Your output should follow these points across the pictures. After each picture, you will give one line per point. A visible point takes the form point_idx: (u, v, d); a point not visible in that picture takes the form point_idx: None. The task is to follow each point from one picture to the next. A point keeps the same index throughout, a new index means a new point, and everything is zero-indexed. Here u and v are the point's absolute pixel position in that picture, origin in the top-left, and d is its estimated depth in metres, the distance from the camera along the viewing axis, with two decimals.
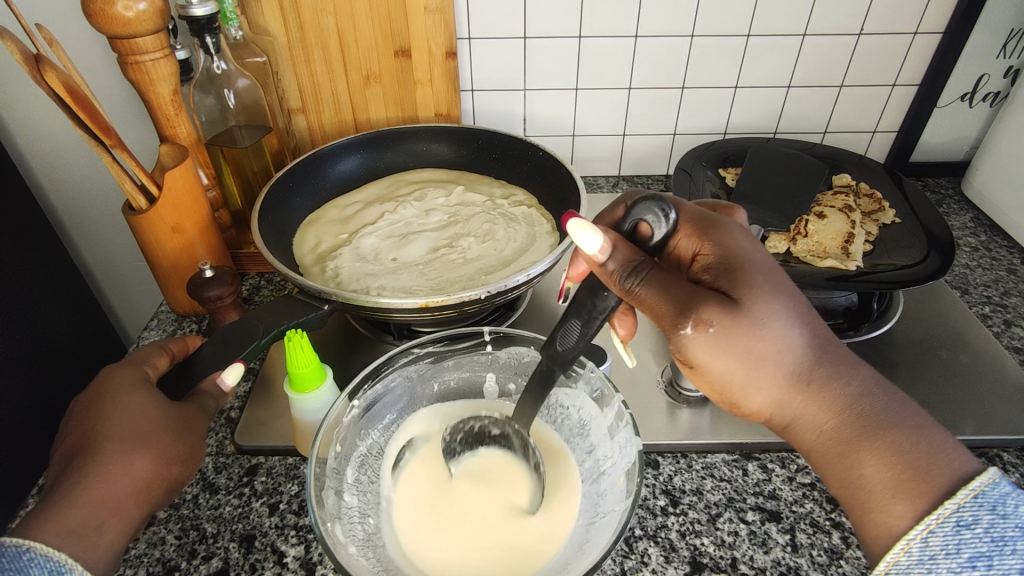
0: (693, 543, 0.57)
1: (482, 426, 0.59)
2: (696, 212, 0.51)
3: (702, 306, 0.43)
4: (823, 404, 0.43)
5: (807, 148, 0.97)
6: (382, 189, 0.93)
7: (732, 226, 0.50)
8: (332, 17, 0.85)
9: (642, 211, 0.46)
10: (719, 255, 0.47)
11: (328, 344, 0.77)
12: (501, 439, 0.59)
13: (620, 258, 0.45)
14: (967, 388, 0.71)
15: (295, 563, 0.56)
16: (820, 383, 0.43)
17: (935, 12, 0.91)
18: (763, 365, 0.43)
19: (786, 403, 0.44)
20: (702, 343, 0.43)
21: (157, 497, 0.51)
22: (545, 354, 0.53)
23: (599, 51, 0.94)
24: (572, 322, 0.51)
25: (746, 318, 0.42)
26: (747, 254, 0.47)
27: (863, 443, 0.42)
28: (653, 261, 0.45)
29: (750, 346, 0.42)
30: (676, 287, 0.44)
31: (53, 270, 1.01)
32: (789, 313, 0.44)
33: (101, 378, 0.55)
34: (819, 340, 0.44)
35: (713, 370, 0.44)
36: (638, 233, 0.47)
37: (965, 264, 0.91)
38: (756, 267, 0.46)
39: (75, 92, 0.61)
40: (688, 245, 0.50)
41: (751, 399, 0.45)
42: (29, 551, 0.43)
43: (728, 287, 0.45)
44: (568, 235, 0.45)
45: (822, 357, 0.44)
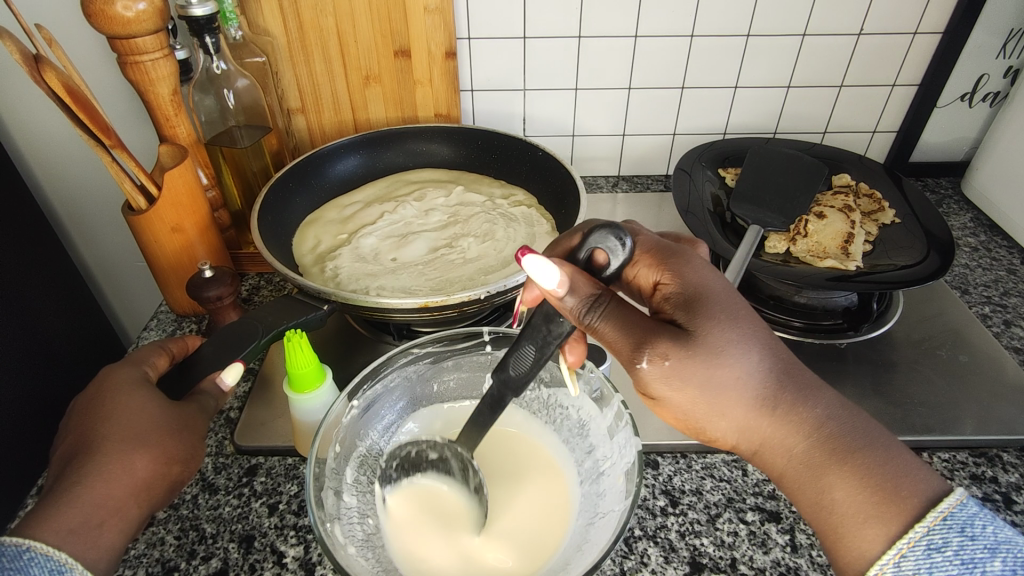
0: (693, 543, 0.57)
1: (420, 452, 0.55)
2: (652, 240, 0.51)
3: (657, 340, 0.43)
4: (791, 430, 0.43)
5: (807, 148, 0.97)
6: (381, 189, 0.93)
7: (692, 256, 0.49)
8: (332, 17, 0.85)
9: (598, 241, 0.45)
10: (679, 285, 0.47)
11: (328, 344, 0.77)
12: (438, 464, 0.54)
13: (580, 293, 0.44)
14: (966, 388, 0.71)
15: (294, 563, 0.56)
16: (785, 409, 0.43)
17: (935, 12, 0.91)
18: (725, 394, 0.43)
19: (752, 429, 0.44)
20: (658, 376, 0.43)
21: (157, 497, 0.51)
22: (496, 379, 0.52)
23: (599, 51, 0.94)
24: (526, 348, 0.50)
25: (704, 350, 0.42)
26: (705, 283, 0.47)
27: (833, 466, 0.42)
28: (611, 293, 0.45)
29: (707, 376, 0.42)
30: (635, 319, 0.44)
31: (52, 271, 1.01)
32: (750, 339, 0.43)
33: (101, 378, 0.55)
34: (785, 362, 0.44)
35: (673, 401, 0.44)
36: (593, 262, 0.47)
37: (964, 264, 0.91)
38: (718, 296, 0.45)
39: (75, 92, 0.61)
40: (648, 274, 0.50)
41: (716, 427, 0.45)
42: (30, 551, 0.43)
43: (685, 319, 0.44)
44: (523, 268, 0.43)
45: (789, 379, 0.43)
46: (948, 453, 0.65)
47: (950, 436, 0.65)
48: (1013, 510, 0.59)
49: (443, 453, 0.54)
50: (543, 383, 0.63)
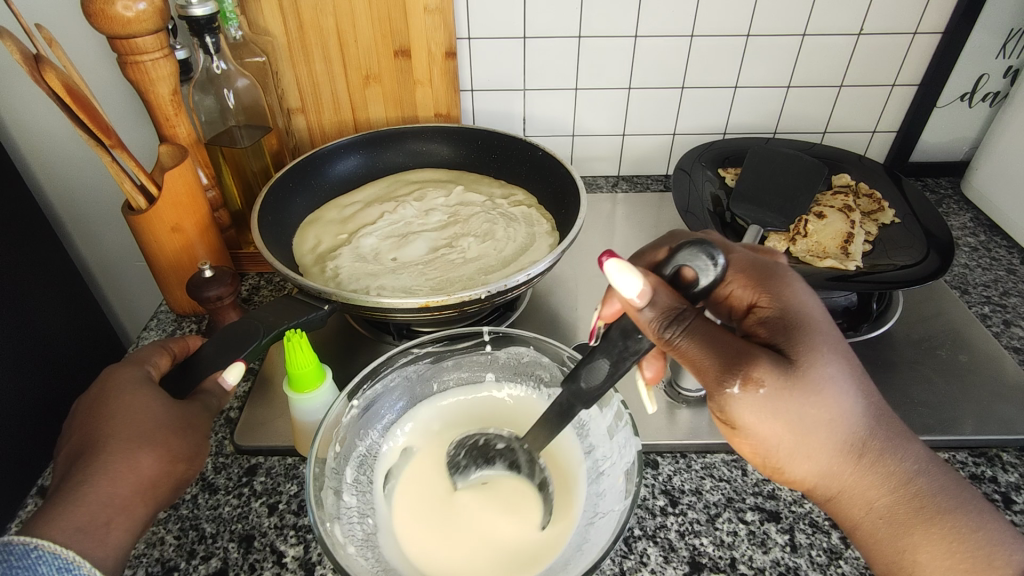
0: (693, 543, 0.57)
1: (487, 440, 0.58)
2: (752, 260, 0.51)
3: (753, 363, 0.42)
4: (877, 481, 0.44)
5: (807, 148, 0.97)
6: (382, 189, 0.93)
7: (789, 278, 0.50)
8: (332, 17, 0.85)
9: (686, 256, 0.43)
10: (777, 309, 0.47)
11: (328, 344, 0.77)
12: (505, 454, 0.57)
13: (660, 305, 0.43)
14: (966, 388, 0.71)
15: (294, 563, 0.56)
16: (875, 457, 0.44)
17: (935, 11, 0.91)
18: (819, 435, 0.43)
19: (835, 475, 0.44)
20: (751, 404, 0.42)
21: (163, 495, 0.51)
22: (566, 391, 0.50)
23: (599, 50, 0.94)
24: (600, 360, 0.48)
25: (803, 384, 0.42)
26: (807, 311, 0.46)
27: (918, 524, 0.44)
28: (694, 310, 0.43)
29: (802, 414, 0.42)
30: (721, 340, 0.43)
31: (52, 271, 1.01)
32: (849, 380, 0.43)
33: (104, 378, 0.55)
34: (878, 412, 0.44)
35: (759, 434, 0.44)
36: (680, 278, 0.44)
37: (964, 264, 0.91)
38: (819, 325, 0.45)
39: (75, 91, 0.61)
40: (744, 294, 0.50)
41: (799, 467, 0.45)
42: (38, 549, 0.43)
43: (784, 347, 0.44)
44: (605, 274, 0.42)
45: (881, 429, 0.44)
46: (948, 453, 0.65)
47: (949, 436, 0.65)
48: (1013, 510, 0.59)
49: (511, 444, 0.57)
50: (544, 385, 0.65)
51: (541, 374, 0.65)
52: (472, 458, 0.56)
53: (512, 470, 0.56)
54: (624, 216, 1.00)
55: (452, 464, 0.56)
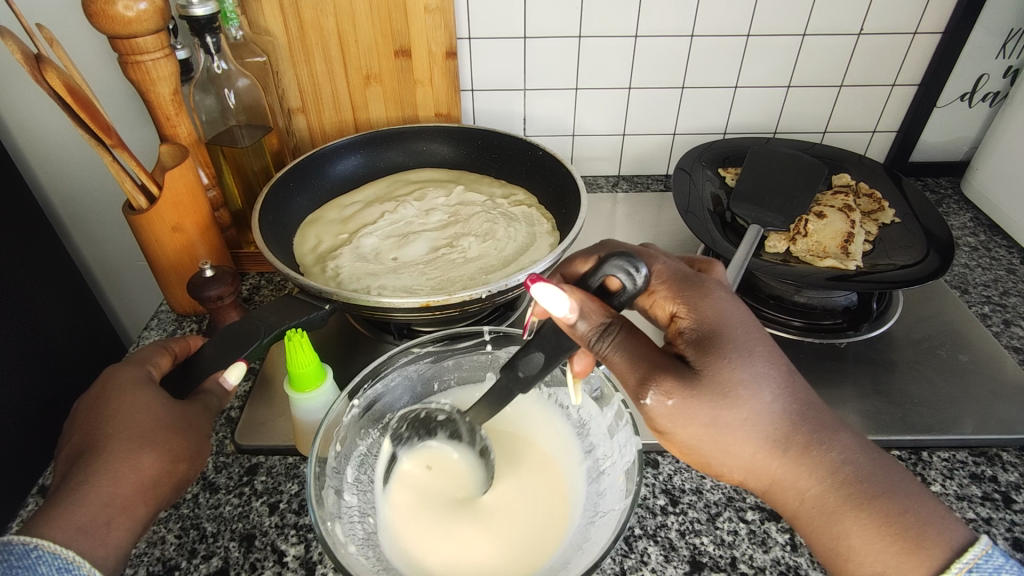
0: (693, 542, 0.57)
1: (429, 413, 0.59)
2: (678, 270, 0.50)
3: (662, 377, 0.43)
4: (804, 473, 0.43)
5: (807, 148, 0.97)
6: (382, 189, 0.93)
7: (713, 287, 0.49)
8: (332, 17, 0.85)
9: (612, 268, 0.44)
10: (695, 321, 0.46)
11: (329, 344, 0.77)
12: (446, 425, 0.58)
13: (591, 318, 0.44)
14: (966, 388, 0.71)
15: (295, 562, 0.56)
16: (799, 449, 0.43)
17: (935, 11, 0.91)
18: (735, 433, 0.43)
19: (759, 470, 0.44)
20: (663, 413, 0.43)
21: (165, 495, 0.51)
22: (504, 377, 0.52)
23: (599, 50, 0.94)
24: (536, 354, 0.49)
25: (712, 389, 0.42)
26: (726, 319, 0.46)
27: (848, 512, 0.43)
28: (622, 322, 0.45)
29: (715, 415, 0.42)
30: (642, 352, 0.44)
31: (52, 271, 1.01)
32: (763, 375, 0.43)
33: (105, 378, 0.55)
34: (803, 403, 0.44)
35: (679, 437, 0.44)
36: (607, 286, 0.46)
37: (964, 264, 0.91)
38: (733, 331, 0.45)
39: (76, 91, 0.61)
40: (665, 304, 0.49)
41: (722, 466, 0.45)
42: (37, 549, 0.43)
43: (697, 357, 0.44)
44: (533, 296, 0.43)
45: (805, 421, 0.44)
46: (948, 452, 0.65)
47: (949, 435, 0.65)
48: (1013, 510, 0.59)
49: (452, 415, 0.58)
50: (543, 383, 0.63)
51: None
52: (414, 430, 0.58)
53: (452, 442, 0.57)
54: (624, 216, 1.01)
55: (394, 437, 0.58)
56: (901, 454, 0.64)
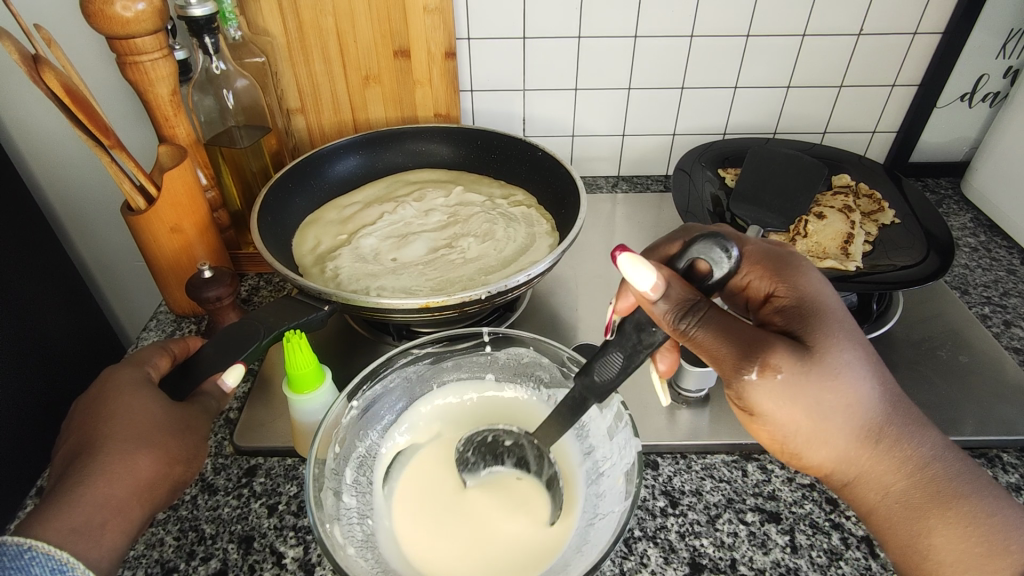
0: (693, 544, 0.57)
1: (496, 436, 0.57)
2: (770, 251, 0.52)
3: (770, 350, 0.42)
4: (894, 465, 0.44)
5: (807, 148, 0.97)
6: (382, 189, 0.93)
7: (804, 266, 0.50)
8: (332, 17, 0.85)
9: (699, 248, 0.43)
10: (795, 298, 0.47)
11: (328, 345, 0.77)
12: (514, 451, 0.57)
13: (674, 297, 0.43)
14: (966, 389, 0.71)
15: (294, 564, 0.56)
16: (892, 441, 0.44)
17: (935, 12, 0.91)
18: (837, 419, 0.43)
19: (853, 458, 0.44)
20: (768, 391, 0.42)
21: (160, 497, 0.51)
22: (579, 382, 0.51)
23: (598, 51, 0.94)
24: (614, 354, 0.49)
25: (821, 368, 0.42)
26: (824, 300, 0.47)
27: (933, 508, 0.44)
28: (708, 302, 0.43)
29: (821, 398, 0.42)
30: (734, 328, 0.43)
31: (51, 271, 1.01)
32: (867, 366, 0.43)
33: (102, 379, 0.55)
34: (895, 396, 0.45)
35: (778, 420, 0.44)
36: (694, 270, 0.44)
37: (964, 265, 0.91)
38: (834, 312, 0.45)
39: (74, 92, 0.60)
40: (761, 284, 0.50)
41: (816, 452, 0.45)
42: (31, 550, 0.42)
43: (802, 334, 0.44)
44: (618, 270, 0.43)
45: (899, 415, 0.44)
46: None
47: (950, 436, 0.65)
48: None
49: (520, 440, 0.57)
50: (544, 384, 0.65)
51: (541, 374, 0.66)
52: (481, 455, 0.57)
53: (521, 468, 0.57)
54: (624, 216, 1.01)
55: (459, 461, 0.56)
56: None
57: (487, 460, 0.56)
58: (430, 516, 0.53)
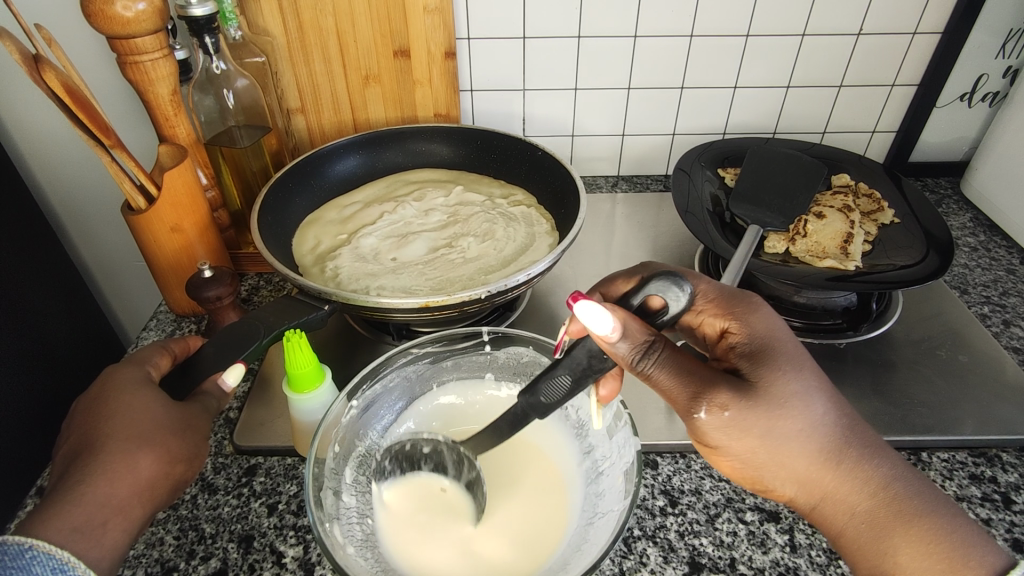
0: (692, 543, 0.57)
1: (413, 445, 0.55)
2: (724, 289, 0.52)
3: (716, 390, 0.43)
4: (853, 487, 0.45)
5: (807, 148, 0.97)
6: (381, 189, 0.93)
7: (759, 303, 0.51)
8: (332, 17, 0.85)
9: (653, 288, 0.44)
10: (747, 336, 0.48)
11: (328, 344, 0.77)
12: (432, 457, 0.55)
13: (632, 337, 0.43)
14: (966, 388, 0.71)
15: (294, 563, 0.56)
16: (849, 464, 0.45)
17: (934, 11, 0.91)
18: (789, 446, 0.44)
19: (812, 483, 0.45)
20: (717, 426, 0.44)
21: (162, 496, 0.51)
22: (523, 400, 0.51)
23: (598, 50, 0.94)
24: (561, 377, 0.49)
25: (766, 401, 0.43)
26: (774, 335, 0.48)
27: (897, 527, 0.44)
28: (664, 340, 0.44)
29: (770, 427, 0.43)
30: (689, 367, 0.44)
31: (52, 271, 1.01)
32: (813, 394, 0.45)
33: (103, 378, 0.55)
34: (847, 421, 0.46)
35: (733, 450, 0.45)
36: (647, 307, 0.46)
37: (964, 265, 0.91)
38: (784, 346, 0.47)
39: (74, 92, 0.61)
40: (715, 322, 0.51)
41: (775, 480, 0.46)
42: (33, 549, 0.43)
43: (750, 369, 0.46)
44: (577, 314, 0.42)
45: (853, 438, 0.45)
46: (948, 453, 0.65)
47: (949, 436, 0.65)
48: (1012, 510, 0.59)
49: (438, 447, 0.55)
50: None
51: None
52: (397, 463, 0.55)
53: (439, 472, 0.55)
54: (623, 216, 1.01)
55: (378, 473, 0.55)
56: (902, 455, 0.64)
57: (402, 468, 0.55)
58: (409, 520, 0.52)
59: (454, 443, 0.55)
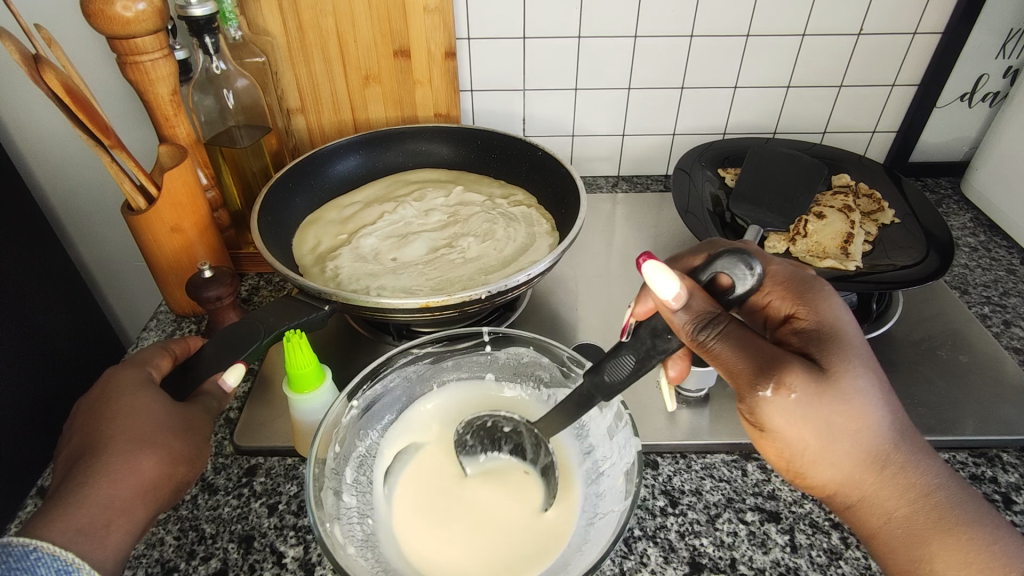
0: (693, 543, 0.57)
1: (495, 423, 0.58)
2: (794, 272, 0.51)
3: (786, 370, 0.42)
4: (899, 491, 0.44)
5: (807, 148, 0.97)
6: (382, 189, 0.93)
7: (828, 291, 0.49)
8: (332, 17, 0.85)
9: (722, 264, 0.44)
10: (815, 322, 0.47)
11: (328, 344, 0.77)
12: (512, 437, 0.58)
13: (694, 309, 0.43)
14: (966, 388, 0.71)
15: (294, 563, 0.56)
16: (899, 467, 0.43)
17: (935, 11, 0.91)
18: (844, 441, 0.43)
19: (857, 482, 0.44)
20: (779, 407, 0.42)
21: (164, 497, 0.51)
22: (589, 381, 0.51)
23: (598, 51, 0.94)
24: (626, 356, 0.48)
25: (833, 391, 0.42)
26: (843, 327, 0.46)
27: (936, 535, 0.44)
28: (727, 315, 0.44)
29: (830, 418, 0.42)
30: (751, 344, 0.44)
31: (52, 271, 1.01)
32: (879, 392, 0.43)
33: (105, 380, 0.55)
34: (905, 423, 0.44)
35: (787, 438, 0.43)
36: (716, 284, 0.46)
37: (964, 265, 0.91)
38: (852, 341, 0.45)
39: (74, 92, 0.60)
40: (782, 305, 0.50)
41: (823, 473, 0.45)
42: (37, 550, 0.43)
43: (817, 356, 0.44)
44: (643, 276, 0.43)
45: (907, 442, 0.44)
46: (948, 453, 0.64)
47: (949, 436, 0.65)
48: (1013, 510, 0.59)
49: (518, 428, 0.58)
50: (544, 384, 0.66)
51: (540, 374, 0.66)
52: (478, 438, 0.58)
53: (517, 455, 0.57)
54: (624, 216, 1.01)
55: (459, 444, 0.57)
56: None
57: (485, 445, 0.57)
58: (420, 514, 0.53)
59: (533, 427, 0.57)
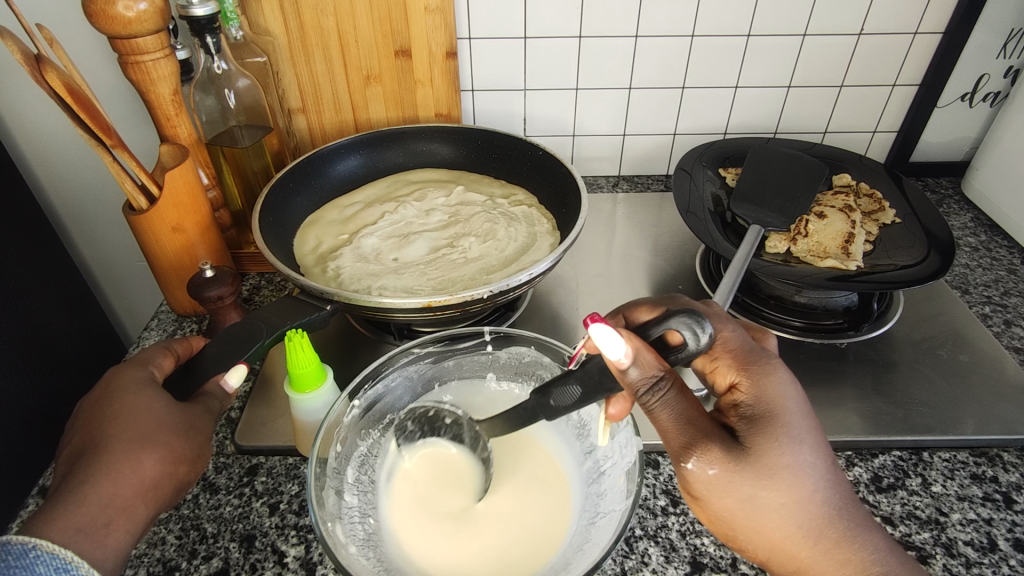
0: (694, 543, 0.57)
1: (438, 415, 0.60)
2: (742, 342, 0.50)
3: (704, 445, 0.43)
4: (834, 566, 0.44)
5: (807, 148, 0.97)
6: (382, 189, 0.93)
7: (776, 366, 0.48)
8: (332, 17, 0.85)
9: (676, 323, 0.43)
10: (753, 398, 0.46)
11: (329, 345, 0.77)
12: (452, 429, 0.59)
13: (643, 368, 0.42)
14: (967, 388, 0.71)
15: (295, 563, 0.56)
16: (833, 543, 0.43)
17: (935, 11, 0.91)
18: (771, 514, 0.43)
19: (789, 554, 0.44)
20: (702, 480, 0.44)
21: (165, 497, 0.51)
22: (534, 399, 0.51)
23: (599, 51, 0.94)
24: (572, 387, 0.48)
25: (755, 468, 0.43)
26: (783, 406, 0.45)
27: None
28: (673, 378, 0.43)
29: (753, 493, 0.43)
30: (689, 413, 0.44)
31: (53, 271, 1.01)
32: (809, 472, 0.43)
33: (107, 378, 0.55)
34: (846, 501, 0.44)
35: (713, 507, 0.45)
36: (667, 340, 0.45)
37: (965, 264, 0.91)
38: (788, 418, 0.45)
39: (75, 92, 0.60)
40: (727, 374, 0.49)
41: (752, 543, 0.45)
42: (35, 549, 0.43)
43: (747, 434, 0.44)
44: (590, 335, 0.42)
45: (846, 518, 0.44)
46: (948, 453, 0.65)
47: (950, 436, 0.65)
48: (1014, 510, 0.59)
49: (460, 420, 0.59)
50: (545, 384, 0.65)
51: (541, 374, 0.65)
52: (420, 425, 0.59)
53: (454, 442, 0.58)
54: (624, 216, 1.01)
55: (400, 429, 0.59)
56: (902, 454, 0.64)
57: (424, 431, 0.59)
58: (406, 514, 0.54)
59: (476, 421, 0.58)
